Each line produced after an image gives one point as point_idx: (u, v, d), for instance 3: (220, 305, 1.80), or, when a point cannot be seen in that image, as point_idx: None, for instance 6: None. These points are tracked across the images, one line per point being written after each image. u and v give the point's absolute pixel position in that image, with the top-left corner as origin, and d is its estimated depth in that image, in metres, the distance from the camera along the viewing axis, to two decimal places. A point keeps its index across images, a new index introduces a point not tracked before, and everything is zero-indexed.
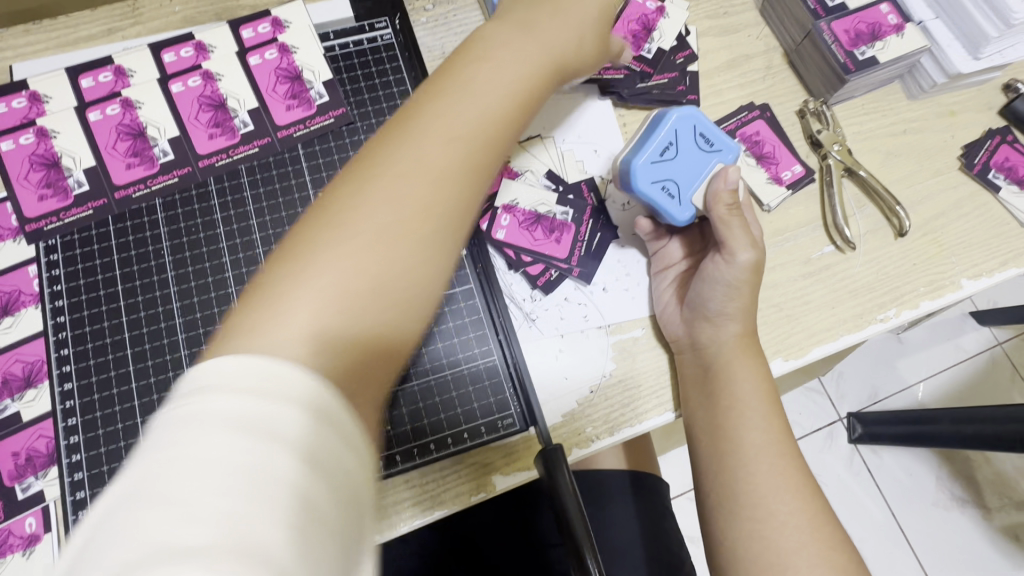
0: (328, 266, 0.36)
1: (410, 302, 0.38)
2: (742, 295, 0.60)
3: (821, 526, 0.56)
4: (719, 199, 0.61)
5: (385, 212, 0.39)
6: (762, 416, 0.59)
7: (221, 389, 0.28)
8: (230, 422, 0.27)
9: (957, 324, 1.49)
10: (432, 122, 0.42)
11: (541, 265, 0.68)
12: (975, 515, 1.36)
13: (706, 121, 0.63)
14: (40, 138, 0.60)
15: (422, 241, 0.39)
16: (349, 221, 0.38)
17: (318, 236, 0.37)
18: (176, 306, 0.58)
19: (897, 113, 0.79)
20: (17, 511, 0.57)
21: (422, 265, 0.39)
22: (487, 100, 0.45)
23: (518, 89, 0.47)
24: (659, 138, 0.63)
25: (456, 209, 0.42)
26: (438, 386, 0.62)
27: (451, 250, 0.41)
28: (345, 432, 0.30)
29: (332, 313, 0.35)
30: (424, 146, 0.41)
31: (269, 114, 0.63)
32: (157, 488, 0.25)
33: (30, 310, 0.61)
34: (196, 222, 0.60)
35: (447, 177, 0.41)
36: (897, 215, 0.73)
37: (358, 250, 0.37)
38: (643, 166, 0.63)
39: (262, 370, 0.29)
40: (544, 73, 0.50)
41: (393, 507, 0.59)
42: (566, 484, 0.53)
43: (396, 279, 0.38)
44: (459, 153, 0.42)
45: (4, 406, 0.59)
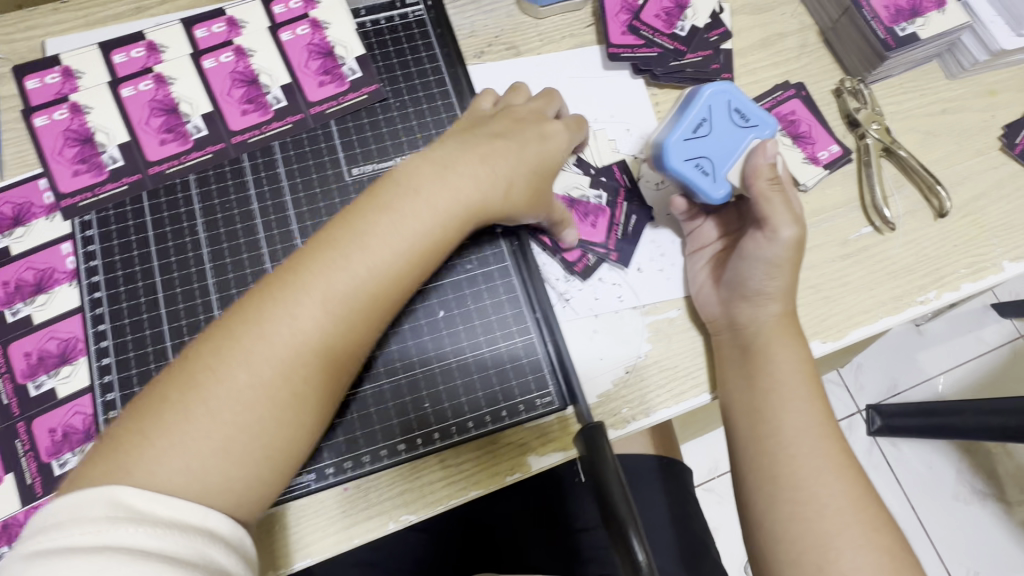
0: (186, 422, 0.44)
1: (268, 457, 0.47)
2: (784, 273, 0.59)
3: (865, 508, 0.55)
4: (760, 173, 0.59)
5: (239, 379, 0.45)
6: (803, 397, 0.58)
7: (66, 507, 0.40)
8: (102, 534, 0.39)
9: (980, 316, 1.46)
10: (308, 289, 0.47)
11: (579, 250, 0.67)
12: (996, 508, 1.34)
13: (742, 97, 0.61)
14: (73, 113, 0.60)
15: (281, 403, 0.46)
16: (209, 383, 0.45)
17: (175, 396, 0.45)
18: (212, 282, 0.57)
19: (936, 93, 0.77)
20: (54, 487, 0.57)
21: (279, 430, 0.47)
22: (377, 266, 0.49)
23: (413, 248, 0.50)
24: (692, 115, 0.62)
25: (329, 370, 0.48)
26: (474, 364, 0.61)
27: (314, 408, 0.48)
28: (195, 531, 0.42)
29: (188, 465, 0.44)
30: (296, 316, 0.47)
31: (302, 90, 0.63)
32: (36, 552, 0.39)
33: (65, 287, 0.61)
34: (230, 199, 0.60)
35: (318, 348, 0.47)
36: (937, 195, 0.71)
37: (209, 414, 0.44)
38: (677, 143, 0.61)
39: (112, 499, 0.41)
40: (455, 226, 0.52)
41: (428, 487, 0.59)
42: (610, 466, 0.52)
43: (249, 442, 0.46)
44: (336, 320, 0.48)
45: (40, 381, 0.59)
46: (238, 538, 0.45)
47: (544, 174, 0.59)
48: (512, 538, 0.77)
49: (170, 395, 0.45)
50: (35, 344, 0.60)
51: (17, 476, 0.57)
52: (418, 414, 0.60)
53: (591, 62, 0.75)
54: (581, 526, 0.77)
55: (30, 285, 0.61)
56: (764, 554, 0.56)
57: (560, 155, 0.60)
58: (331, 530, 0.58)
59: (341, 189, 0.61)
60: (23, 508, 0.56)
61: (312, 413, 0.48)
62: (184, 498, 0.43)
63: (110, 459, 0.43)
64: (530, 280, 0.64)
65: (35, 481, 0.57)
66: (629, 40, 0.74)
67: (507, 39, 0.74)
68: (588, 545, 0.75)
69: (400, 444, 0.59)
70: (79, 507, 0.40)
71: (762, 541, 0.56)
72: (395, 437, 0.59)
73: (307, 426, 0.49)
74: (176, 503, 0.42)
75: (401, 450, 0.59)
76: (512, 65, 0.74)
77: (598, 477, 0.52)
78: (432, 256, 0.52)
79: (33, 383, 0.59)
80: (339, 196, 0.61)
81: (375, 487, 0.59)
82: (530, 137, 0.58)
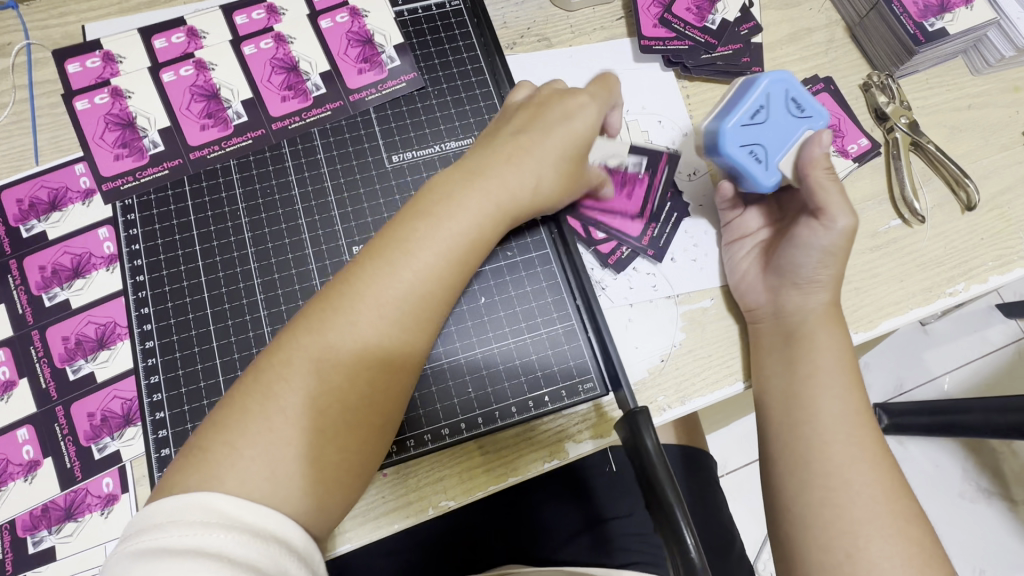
0: (267, 431, 0.44)
1: (347, 458, 0.47)
2: (832, 264, 0.59)
3: (898, 498, 0.54)
4: (817, 164, 0.58)
5: (315, 386, 0.46)
6: (840, 385, 0.57)
7: (161, 511, 0.41)
8: (197, 538, 0.39)
9: (984, 316, 1.42)
10: (368, 296, 0.48)
11: (613, 242, 0.67)
12: (1002, 507, 1.30)
13: (800, 87, 0.60)
14: (114, 97, 0.61)
15: (354, 405, 0.47)
16: (284, 391, 0.45)
17: (253, 407, 0.45)
18: (254, 267, 0.58)
19: (962, 88, 0.78)
20: (94, 471, 0.56)
21: (355, 431, 0.47)
22: (429, 269, 0.50)
23: (453, 249, 0.51)
24: (750, 101, 0.60)
25: (392, 371, 0.49)
26: (518, 350, 0.62)
27: (385, 410, 0.49)
28: (275, 542, 0.41)
29: (271, 473, 0.44)
30: (358, 320, 0.48)
31: (341, 77, 0.63)
32: (133, 553, 0.39)
33: (101, 272, 0.61)
34: (271, 184, 0.60)
35: (380, 349, 0.48)
36: (965, 188, 0.72)
37: (290, 421, 0.45)
38: (733, 129, 0.59)
39: (200, 500, 0.41)
40: (489, 225, 0.53)
41: (467, 473, 0.59)
42: (664, 474, 0.50)
43: (330, 444, 0.46)
44: (397, 323, 0.49)
45: (78, 365, 0.59)
46: (310, 551, 0.43)
47: (574, 160, 0.58)
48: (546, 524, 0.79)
49: (248, 406, 0.45)
50: (71, 328, 0.60)
51: (56, 460, 0.57)
52: (464, 398, 0.60)
53: (623, 54, 0.75)
54: (612, 515, 0.79)
55: (67, 270, 0.61)
56: (789, 540, 0.55)
57: (586, 130, 0.58)
58: (370, 516, 0.58)
59: (382, 176, 0.62)
60: (63, 492, 0.56)
61: (382, 412, 0.49)
62: (269, 506, 0.43)
63: (195, 472, 0.43)
64: (570, 267, 0.64)
65: (74, 465, 0.57)
66: (660, 32, 0.74)
67: (539, 30, 0.74)
68: (617, 532, 0.78)
69: (444, 429, 0.59)
70: (173, 510, 0.40)
71: (787, 526, 0.55)
72: (439, 421, 0.59)
73: (381, 425, 0.49)
74: (261, 511, 0.42)
75: (445, 434, 0.59)
76: (545, 56, 0.74)
77: (651, 484, 0.50)
78: (474, 255, 0.53)
79: (71, 367, 0.59)
80: (380, 182, 0.62)
81: (413, 473, 0.59)
82: (556, 123, 0.57)
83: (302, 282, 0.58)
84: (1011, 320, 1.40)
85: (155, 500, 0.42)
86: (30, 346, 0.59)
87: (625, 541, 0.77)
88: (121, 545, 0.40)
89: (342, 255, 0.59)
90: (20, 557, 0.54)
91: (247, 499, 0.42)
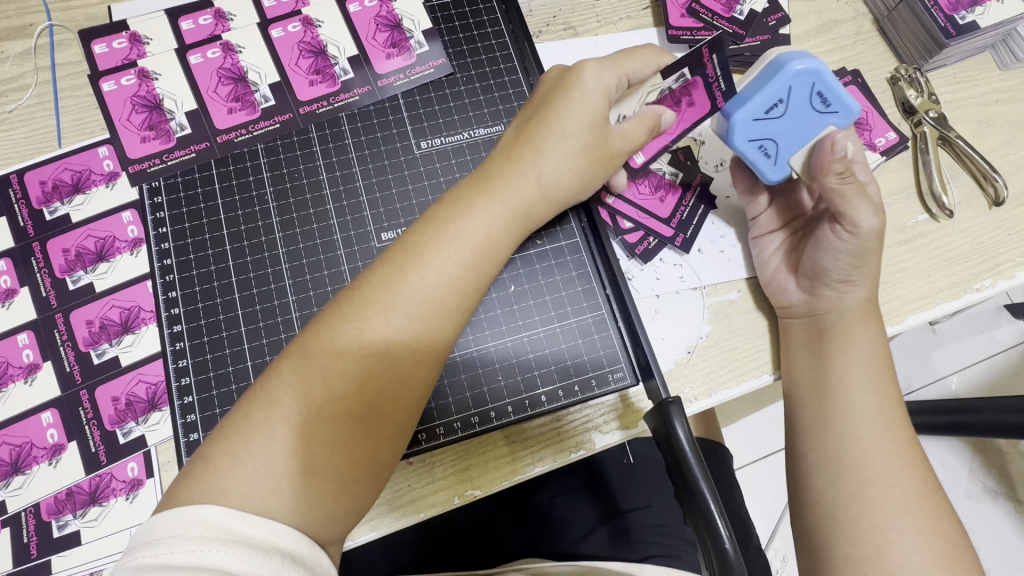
0: (269, 441, 0.42)
1: (351, 471, 0.44)
2: (866, 264, 0.57)
3: (929, 494, 0.53)
4: (827, 170, 0.55)
5: (321, 395, 0.43)
6: (874, 381, 0.57)
7: (162, 523, 0.38)
8: (198, 556, 0.37)
9: (991, 317, 1.30)
10: (375, 304, 0.46)
11: (640, 232, 0.67)
12: (1008, 507, 1.21)
13: (828, 80, 0.55)
14: (141, 79, 0.62)
15: (358, 415, 0.44)
16: (287, 399, 0.43)
17: (256, 414, 0.43)
18: (282, 252, 0.60)
19: (990, 83, 0.77)
20: (120, 455, 0.56)
21: (355, 445, 0.44)
22: (437, 277, 0.47)
23: (465, 257, 0.48)
24: (771, 91, 0.56)
25: (396, 384, 0.45)
26: (546, 339, 0.62)
27: (389, 426, 0.46)
28: (278, 554, 0.39)
29: (269, 484, 0.41)
30: (365, 326, 0.45)
31: (369, 62, 0.64)
32: (135, 568, 0.37)
33: (126, 256, 0.60)
34: (299, 169, 0.62)
35: (383, 358, 0.45)
36: (992, 183, 0.71)
37: (292, 429, 0.43)
38: (745, 121, 0.57)
39: (198, 514, 0.39)
40: (501, 231, 0.51)
41: (495, 463, 0.59)
42: (697, 467, 0.49)
43: (333, 456, 0.43)
44: (403, 333, 0.46)
45: (102, 349, 0.58)
46: (314, 559, 0.41)
47: (587, 151, 0.54)
48: (560, 512, 0.79)
49: (251, 416, 0.43)
50: (96, 312, 0.59)
51: (81, 445, 0.56)
52: (495, 387, 0.60)
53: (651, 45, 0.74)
54: (630, 507, 0.79)
55: (91, 253, 0.60)
56: (817, 535, 0.55)
57: (597, 112, 0.54)
58: (395, 505, 0.57)
59: (410, 162, 0.63)
60: (88, 477, 0.56)
61: (390, 426, 0.45)
62: (272, 517, 0.40)
63: (197, 481, 0.41)
64: (602, 256, 0.64)
65: (100, 449, 0.56)
66: (688, 22, 0.73)
67: (564, 19, 0.73)
68: (635, 524, 0.77)
69: (473, 417, 0.59)
70: (172, 525, 0.38)
71: (815, 520, 0.55)
72: (468, 409, 0.59)
73: (387, 440, 0.45)
74: (263, 525, 0.40)
75: (474, 423, 0.58)
76: (570, 45, 0.73)
77: (683, 477, 0.49)
78: (483, 261, 0.49)
79: (96, 351, 0.58)
80: (408, 168, 0.63)
81: (436, 462, 0.59)
82: (569, 110, 0.54)
83: (330, 268, 0.59)
84: (1020, 320, 1.30)
85: (156, 513, 0.39)
86: (54, 330, 0.58)
87: (644, 534, 0.76)
88: (123, 559, 0.38)
89: (370, 241, 0.61)
90: (44, 541, 0.54)
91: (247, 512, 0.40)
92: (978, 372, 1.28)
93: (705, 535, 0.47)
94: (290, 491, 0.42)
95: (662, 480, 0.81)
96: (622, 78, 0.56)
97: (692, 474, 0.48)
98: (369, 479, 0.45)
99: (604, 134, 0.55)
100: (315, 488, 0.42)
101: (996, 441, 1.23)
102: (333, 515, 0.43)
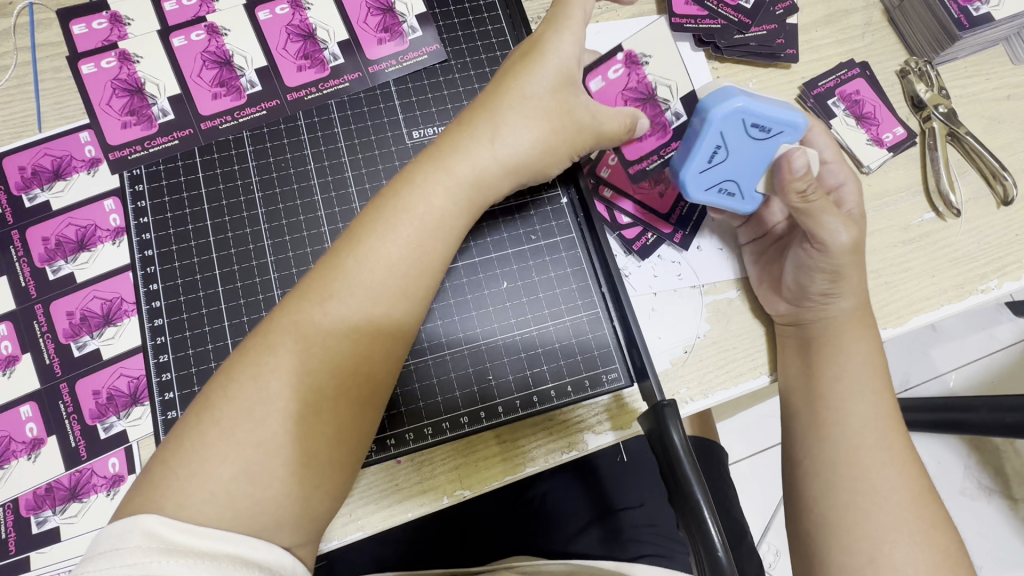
0: (234, 446, 0.41)
1: (303, 480, 0.42)
2: (845, 278, 0.55)
3: (927, 503, 0.52)
4: (789, 189, 0.53)
5: (259, 394, 0.42)
6: (873, 389, 0.55)
7: (106, 537, 0.38)
8: (140, 567, 0.36)
9: (991, 314, 1.28)
10: (312, 296, 0.44)
11: (639, 228, 0.65)
12: (1002, 504, 1.20)
13: (758, 111, 0.53)
14: (122, 62, 0.60)
15: (294, 418, 0.42)
16: (225, 403, 0.42)
17: (190, 420, 0.42)
18: (267, 244, 0.58)
19: (1002, 77, 0.74)
20: (100, 451, 0.55)
21: (297, 449, 0.42)
22: (376, 261, 0.45)
23: (415, 243, 0.47)
24: (705, 145, 0.55)
25: (333, 383, 0.43)
26: (540, 338, 0.60)
27: (332, 436, 0.43)
28: (227, 558, 0.38)
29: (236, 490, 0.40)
30: (299, 319, 0.44)
31: (360, 48, 0.62)
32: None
33: (108, 246, 0.58)
34: (285, 157, 0.60)
35: (321, 354, 0.43)
36: (1002, 181, 0.69)
37: (249, 436, 0.41)
38: (696, 177, 0.56)
39: (143, 525, 0.38)
40: (452, 213, 0.49)
41: (484, 464, 0.58)
42: (692, 474, 0.47)
43: (276, 461, 0.41)
44: (340, 325, 0.44)
45: (83, 342, 0.56)
46: (273, 558, 0.40)
47: (544, 110, 0.51)
48: (553, 509, 0.78)
49: (189, 423, 0.42)
50: (77, 304, 0.57)
51: (61, 439, 0.55)
52: (483, 386, 0.58)
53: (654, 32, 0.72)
54: (624, 505, 0.78)
55: (72, 243, 0.58)
56: (812, 544, 0.53)
57: (550, 76, 0.51)
58: (383, 504, 0.56)
59: (401, 152, 0.61)
60: (68, 472, 0.54)
61: (332, 426, 0.43)
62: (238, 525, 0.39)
63: (164, 487, 0.40)
64: (598, 252, 0.62)
65: (80, 444, 0.55)
66: (692, 10, 0.71)
67: None
68: (627, 523, 0.76)
69: (463, 417, 0.57)
70: (116, 536, 0.37)
71: (810, 528, 0.54)
72: (457, 409, 0.57)
73: (328, 445, 0.43)
74: (212, 532, 0.39)
75: (463, 423, 0.57)
76: None
77: (677, 483, 0.47)
78: (428, 241, 0.47)
79: (76, 343, 0.56)
80: (399, 158, 0.61)
81: (425, 462, 0.57)
82: (530, 72, 0.51)
83: (317, 261, 0.58)
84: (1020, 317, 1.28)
85: (107, 522, 0.39)
86: (33, 321, 0.57)
87: (636, 533, 0.75)
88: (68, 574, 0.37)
89: None
90: (23, 538, 0.53)
91: (213, 523, 0.39)
92: (977, 370, 1.27)
93: (699, 540, 0.45)
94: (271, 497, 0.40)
95: (655, 478, 0.80)
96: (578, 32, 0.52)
97: (687, 481, 0.47)
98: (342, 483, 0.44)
99: (563, 96, 0.52)
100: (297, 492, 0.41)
101: (992, 439, 1.22)
102: None
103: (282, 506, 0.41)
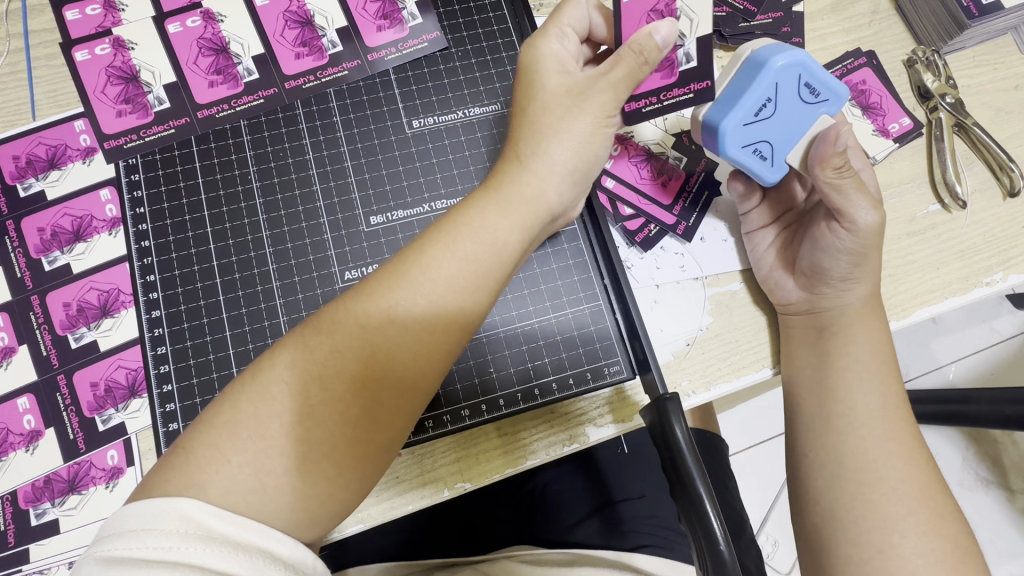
0: (241, 441, 0.40)
1: (338, 478, 0.41)
2: (867, 261, 0.55)
3: (933, 494, 0.52)
4: (827, 163, 0.52)
5: (317, 397, 0.41)
6: (878, 380, 0.55)
7: (139, 513, 0.37)
8: (175, 552, 0.36)
9: (991, 306, 1.28)
10: (376, 297, 0.43)
11: (641, 219, 0.64)
12: (999, 496, 1.20)
13: (816, 70, 0.52)
14: (116, 49, 0.59)
15: (353, 422, 0.41)
16: (282, 395, 0.41)
17: (247, 409, 0.41)
18: (266, 235, 0.57)
19: (1010, 67, 0.73)
20: (100, 443, 0.54)
21: (347, 450, 0.41)
22: (439, 272, 0.44)
23: (478, 260, 0.45)
24: (756, 94, 0.53)
25: (395, 388, 0.43)
26: (541, 329, 0.60)
27: (382, 443, 0.43)
28: (258, 552, 0.38)
29: (234, 484, 0.39)
30: (366, 321, 0.43)
31: (359, 35, 0.61)
32: (108, 559, 0.36)
33: (104, 236, 0.57)
34: (283, 147, 0.59)
35: (387, 359, 0.42)
36: (1008, 172, 0.68)
37: (282, 433, 0.40)
38: (736, 129, 0.54)
39: (175, 511, 0.37)
40: (511, 229, 0.47)
41: (484, 456, 0.57)
42: (692, 467, 0.47)
43: (324, 459, 0.40)
44: (405, 334, 0.43)
45: (80, 334, 0.56)
46: (297, 556, 0.39)
47: (568, 109, 0.50)
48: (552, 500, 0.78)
49: (239, 405, 0.41)
50: (73, 295, 0.57)
51: (59, 431, 0.54)
52: (484, 378, 0.58)
53: None
54: (624, 496, 0.77)
55: (67, 233, 0.57)
56: (818, 535, 0.53)
57: (561, 80, 0.51)
58: (384, 496, 0.55)
59: (400, 142, 0.60)
60: (67, 465, 0.54)
61: (385, 434, 0.42)
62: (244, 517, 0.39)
63: (165, 480, 0.39)
64: (600, 245, 0.62)
65: (78, 436, 0.54)
66: None
67: None
68: (627, 514, 0.75)
69: (463, 410, 0.57)
70: (149, 517, 0.37)
71: (814, 519, 0.54)
72: (459, 401, 0.57)
73: (380, 448, 0.42)
74: (243, 522, 0.38)
75: (463, 416, 0.57)
76: None
77: (680, 477, 0.47)
78: (488, 259, 0.46)
79: (73, 335, 0.56)
80: (398, 148, 0.60)
81: (424, 455, 0.57)
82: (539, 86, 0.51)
83: (316, 253, 0.57)
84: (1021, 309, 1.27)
85: (137, 500, 0.39)
86: (29, 313, 0.56)
87: (635, 524, 0.74)
88: (97, 546, 0.37)
89: (359, 224, 0.58)
90: (22, 529, 0.53)
91: (243, 516, 0.38)
92: (977, 362, 1.26)
93: (702, 537, 0.45)
94: (272, 494, 0.39)
95: (654, 470, 0.79)
96: (566, 35, 0.53)
97: (688, 477, 0.46)
98: (358, 486, 0.42)
99: (578, 87, 0.50)
100: (303, 488, 0.40)
101: (991, 431, 1.22)
102: (313, 519, 0.41)
103: (284, 507, 0.40)
